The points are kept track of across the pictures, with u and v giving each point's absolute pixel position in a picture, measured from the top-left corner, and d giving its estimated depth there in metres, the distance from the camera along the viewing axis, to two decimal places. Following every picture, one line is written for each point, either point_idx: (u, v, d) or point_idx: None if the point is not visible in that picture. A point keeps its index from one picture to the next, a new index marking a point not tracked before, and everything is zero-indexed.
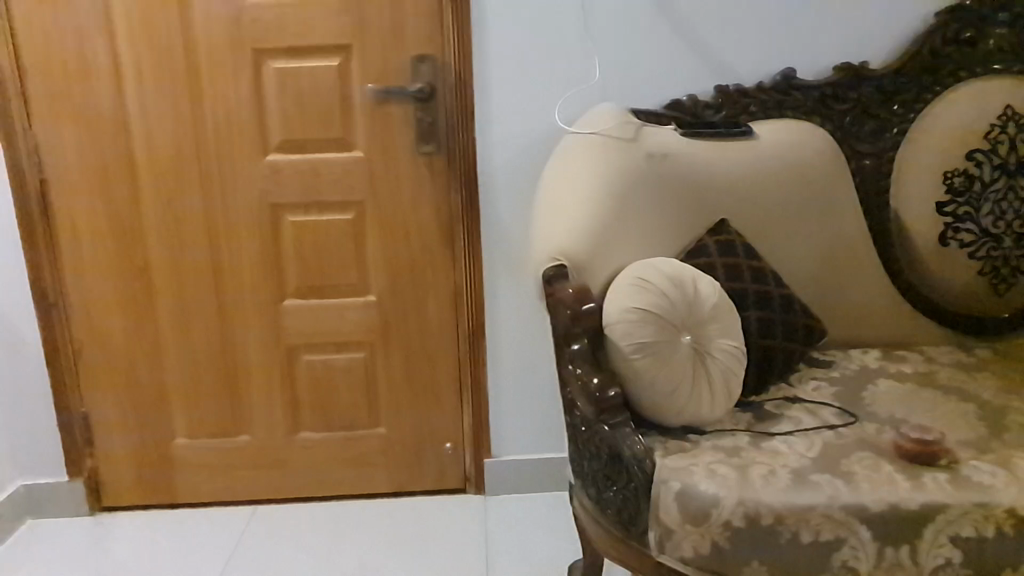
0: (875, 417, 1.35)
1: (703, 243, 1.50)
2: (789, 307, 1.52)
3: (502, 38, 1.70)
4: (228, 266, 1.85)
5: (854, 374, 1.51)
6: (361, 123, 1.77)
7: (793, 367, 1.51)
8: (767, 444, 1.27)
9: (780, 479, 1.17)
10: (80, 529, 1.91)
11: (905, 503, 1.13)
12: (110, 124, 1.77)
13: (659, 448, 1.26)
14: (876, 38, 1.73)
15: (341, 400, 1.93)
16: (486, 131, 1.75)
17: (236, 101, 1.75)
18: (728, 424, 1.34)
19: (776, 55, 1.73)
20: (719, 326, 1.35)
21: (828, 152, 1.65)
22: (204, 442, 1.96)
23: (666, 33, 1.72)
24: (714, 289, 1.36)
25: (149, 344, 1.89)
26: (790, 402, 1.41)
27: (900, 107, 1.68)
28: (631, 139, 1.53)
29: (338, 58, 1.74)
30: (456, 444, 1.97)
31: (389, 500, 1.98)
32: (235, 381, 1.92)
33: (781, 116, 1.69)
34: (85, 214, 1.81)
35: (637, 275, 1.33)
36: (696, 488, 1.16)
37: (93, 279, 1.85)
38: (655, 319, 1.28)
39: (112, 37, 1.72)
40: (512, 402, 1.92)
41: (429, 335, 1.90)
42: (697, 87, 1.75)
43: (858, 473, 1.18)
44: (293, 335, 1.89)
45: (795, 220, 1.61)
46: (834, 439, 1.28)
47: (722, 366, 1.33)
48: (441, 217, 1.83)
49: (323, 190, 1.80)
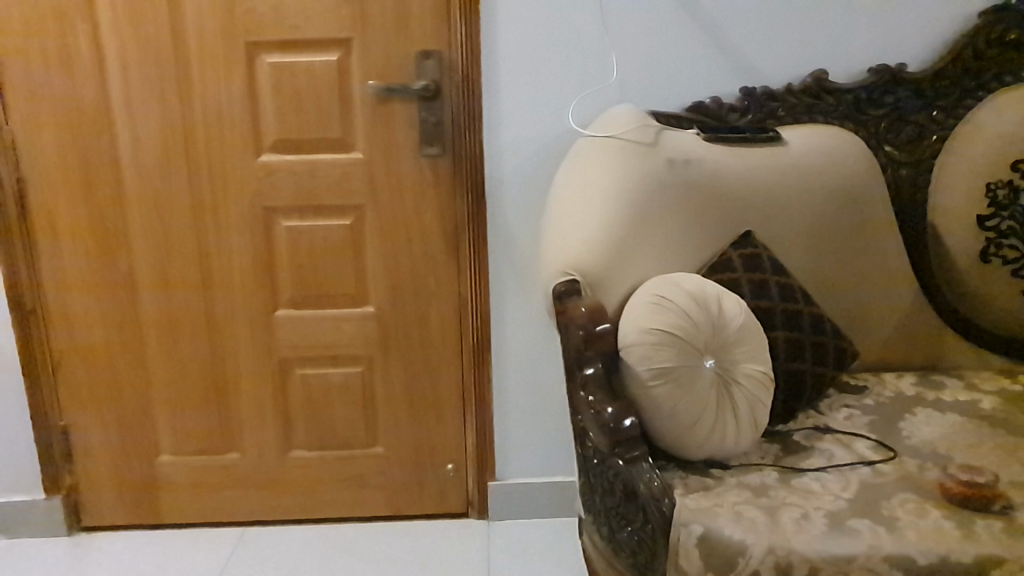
0: (915, 452, 1.23)
1: (727, 257, 1.39)
2: (819, 328, 1.40)
3: (513, 33, 1.59)
4: (217, 274, 1.74)
5: (891, 402, 1.39)
6: (361, 122, 1.66)
7: (823, 394, 1.40)
8: (798, 482, 1.15)
9: (814, 524, 1.05)
10: (57, 550, 1.81)
11: (955, 555, 1.00)
12: (93, 121, 1.66)
13: (679, 486, 1.15)
14: (915, 38, 1.61)
15: (338, 416, 1.82)
16: (495, 133, 1.64)
17: (228, 98, 1.65)
18: (754, 456, 1.23)
19: (806, 55, 1.62)
20: (745, 350, 1.23)
21: (862, 159, 1.53)
22: (191, 458, 1.85)
23: (689, 30, 1.60)
24: (739, 307, 1.25)
25: (132, 357, 1.79)
26: (821, 433, 1.30)
27: (941, 112, 1.57)
28: (650, 143, 1.41)
29: (338, 52, 1.63)
30: (458, 465, 1.85)
31: (386, 524, 1.87)
32: (224, 395, 1.81)
33: (812, 120, 1.58)
34: (66, 215, 1.71)
35: (656, 292, 1.22)
36: (721, 533, 1.05)
37: (75, 285, 1.75)
38: (676, 342, 1.17)
39: (96, 27, 1.62)
40: (518, 421, 1.80)
41: (431, 347, 1.78)
42: (722, 88, 1.63)
43: (902, 519, 1.06)
44: (286, 347, 1.78)
45: (825, 232, 1.50)
46: (873, 477, 1.16)
47: (748, 394, 1.21)
48: (445, 223, 1.72)
49: (321, 193, 1.69)
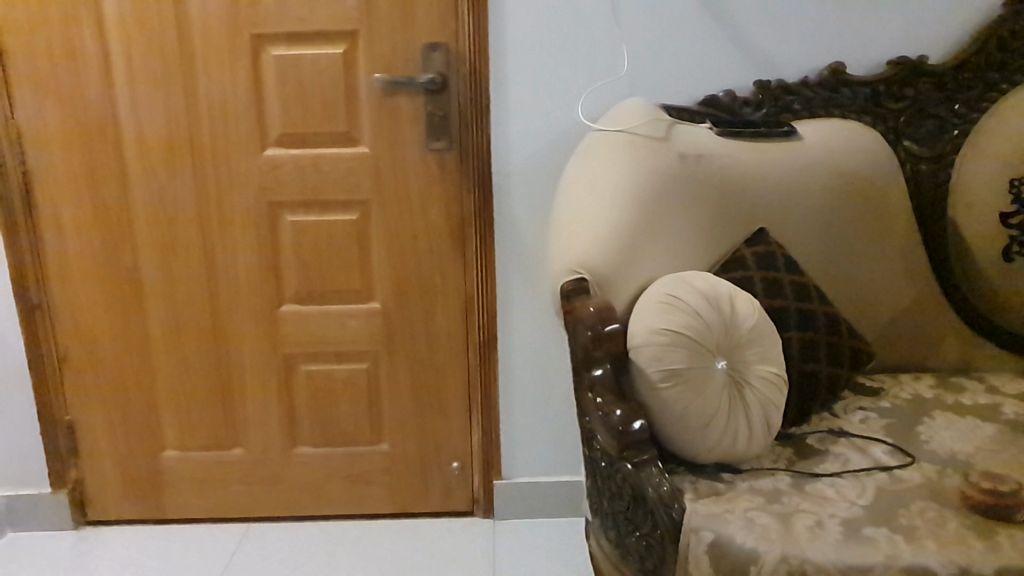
0: (934, 457, 1.19)
1: (740, 255, 1.35)
2: (834, 328, 1.36)
3: (522, 24, 1.56)
4: (222, 269, 1.72)
5: (908, 405, 1.36)
6: (367, 116, 1.63)
7: (838, 396, 1.36)
8: (812, 488, 1.12)
9: (829, 532, 1.02)
10: (63, 544, 1.80)
11: (977, 567, 0.97)
12: (97, 114, 1.64)
13: (688, 490, 1.12)
14: (935, 30, 1.57)
15: (342, 412, 1.80)
16: (503, 127, 1.61)
17: (233, 91, 1.62)
18: (767, 460, 1.20)
19: (822, 48, 1.57)
20: (758, 351, 1.19)
21: (880, 154, 1.49)
22: (195, 453, 1.83)
23: (702, 22, 1.57)
24: (752, 307, 1.21)
25: (137, 353, 1.77)
26: (836, 436, 1.26)
27: (963, 106, 1.53)
28: (661, 138, 1.38)
29: (343, 44, 1.60)
30: (464, 463, 1.83)
31: (391, 522, 1.85)
32: (228, 390, 1.80)
33: (828, 115, 1.54)
34: (70, 209, 1.69)
35: (667, 291, 1.19)
36: (733, 540, 1.01)
37: (80, 279, 1.73)
38: (687, 343, 1.13)
39: (100, 18, 1.59)
40: (525, 419, 1.78)
41: (438, 344, 1.76)
42: (735, 81, 1.59)
43: (921, 528, 1.02)
44: (292, 343, 1.76)
45: (841, 229, 1.46)
46: (890, 483, 1.12)
47: (761, 397, 1.18)
48: (453, 218, 1.69)
49: (326, 187, 1.67)
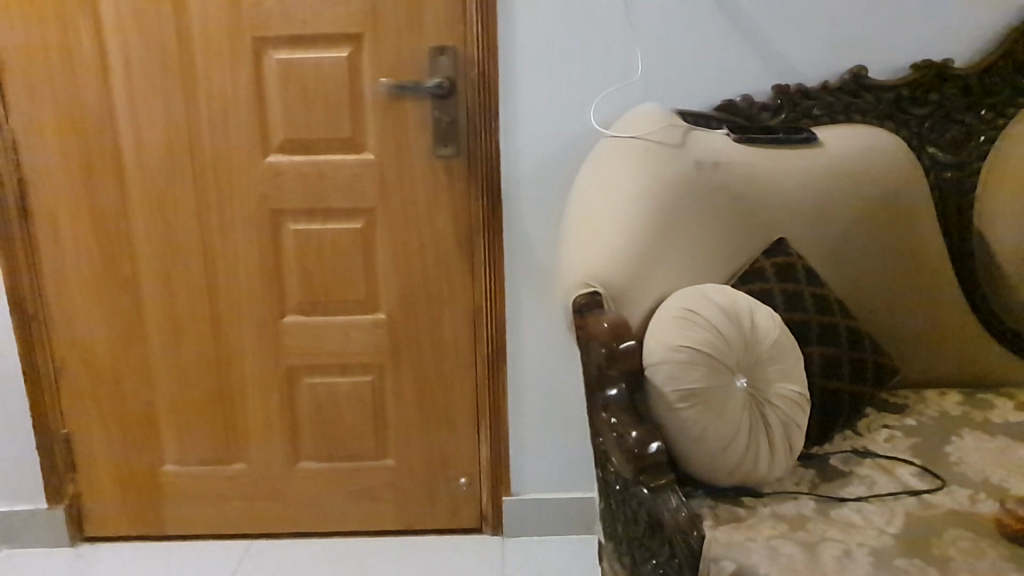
0: (965, 481, 1.14)
1: (759, 266, 1.30)
2: (857, 343, 1.31)
3: (533, 26, 1.51)
4: (223, 278, 1.68)
5: (935, 424, 1.30)
6: (372, 121, 1.58)
7: (861, 413, 1.31)
8: (838, 513, 1.07)
9: (858, 562, 0.97)
10: (59, 561, 1.76)
11: None
12: (95, 121, 1.60)
13: (708, 516, 1.07)
14: (961, 32, 1.51)
15: (346, 426, 1.75)
16: (513, 132, 1.56)
17: (234, 96, 1.57)
18: (788, 483, 1.15)
19: (843, 51, 1.52)
20: (779, 368, 1.14)
21: (905, 162, 1.43)
22: (195, 468, 1.79)
23: (718, 24, 1.51)
24: (773, 321, 1.16)
25: (136, 365, 1.73)
26: (860, 457, 1.21)
27: (989, 111, 1.48)
28: (677, 144, 1.33)
29: (348, 47, 1.55)
30: (471, 478, 1.78)
31: (397, 539, 1.80)
32: (229, 403, 1.75)
33: (849, 120, 1.48)
34: (67, 216, 1.65)
35: (684, 305, 1.13)
36: (755, 571, 0.96)
37: (77, 289, 1.68)
38: (706, 360, 1.08)
39: (97, 22, 1.55)
40: (535, 434, 1.72)
41: (444, 355, 1.71)
42: (753, 85, 1.54)
43: (956, 559, 0.97)
44: (294, 355, 1.71)
45: (863, 238, 1.40)
46: (920, 509, 1.07)
47: (782, 415, 1.13)
48: (460, 226, 1.64)
49: (330, 195, 1.62)
